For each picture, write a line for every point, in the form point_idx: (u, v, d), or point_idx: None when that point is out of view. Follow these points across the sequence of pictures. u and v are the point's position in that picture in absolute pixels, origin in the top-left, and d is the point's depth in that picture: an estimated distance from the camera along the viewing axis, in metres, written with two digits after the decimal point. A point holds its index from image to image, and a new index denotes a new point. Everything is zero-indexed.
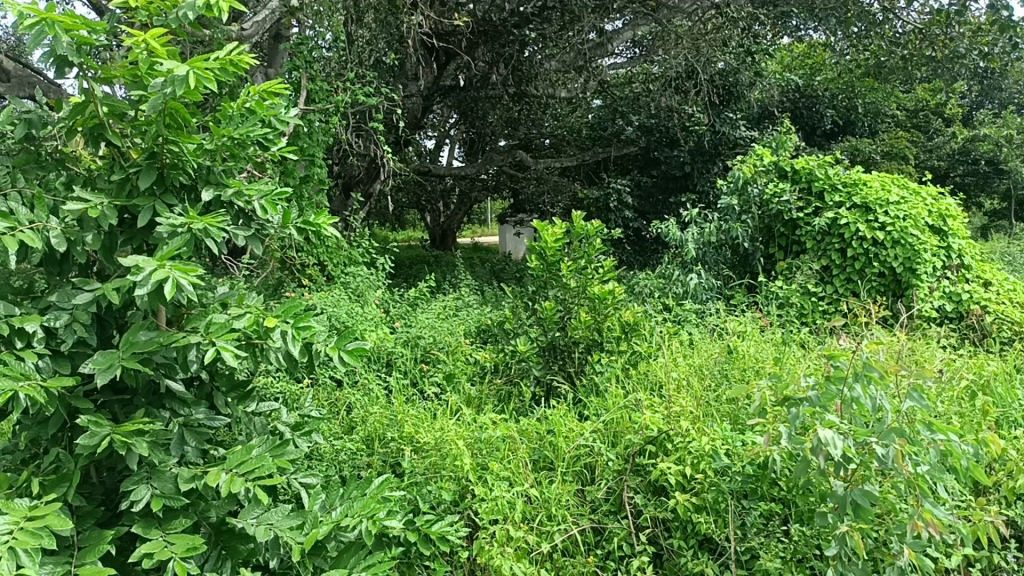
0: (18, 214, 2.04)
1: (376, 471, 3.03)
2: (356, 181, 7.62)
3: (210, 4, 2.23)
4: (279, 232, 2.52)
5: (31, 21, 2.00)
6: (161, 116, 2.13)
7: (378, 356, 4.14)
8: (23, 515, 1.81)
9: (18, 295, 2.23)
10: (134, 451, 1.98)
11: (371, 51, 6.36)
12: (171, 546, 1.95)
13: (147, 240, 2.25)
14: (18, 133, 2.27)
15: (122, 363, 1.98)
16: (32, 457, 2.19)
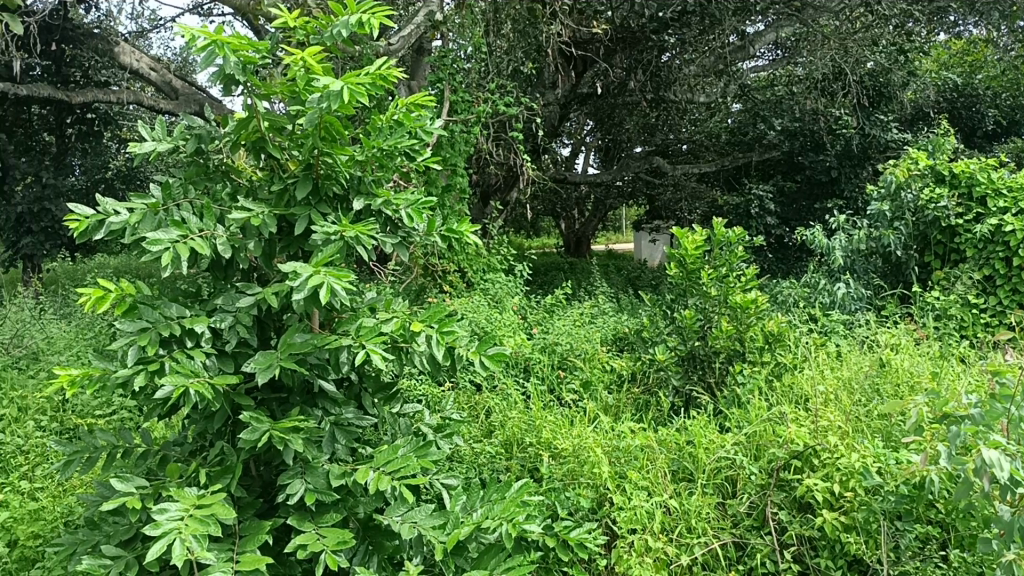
0: (188, 223, 2.19)
1: (515, 476, 3.07)
2: (494, 189, 7.75)
3: (362, 21, 2.32)
4: (424, 240, 2.59)
5: (202, 43, 2.16)
6: (317, 130, 2.24)
7: (517, 361, 4.20)
8: (192, 503, 1.95)
9: (187, 298, 2.40)
10: (290, 448, 2.08)
11: (510, 60, 6.47)
12: (322, 539, 2.04)
13: (303, 247, 2.37)
14: (189, 147, 2.42)
15: (280, 364, 2.09)
16: (198, 450, 2.34)
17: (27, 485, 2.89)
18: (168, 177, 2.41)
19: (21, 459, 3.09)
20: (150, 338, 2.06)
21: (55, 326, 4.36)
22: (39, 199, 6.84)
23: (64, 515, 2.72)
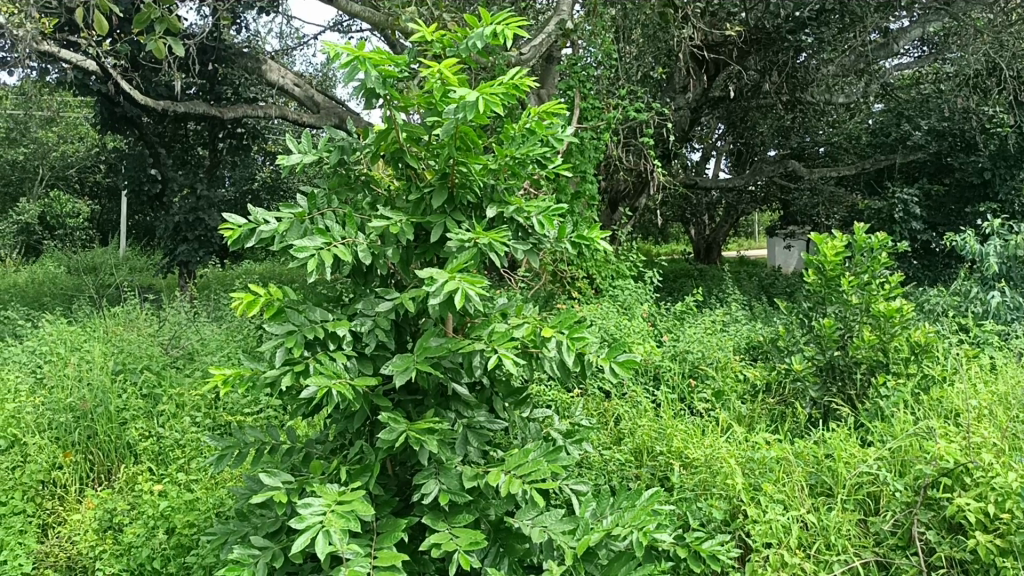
0: (332, 230, 2.30)
1: (645, 484, 3.05)
2: (623, 196, 7.72)
3: (496, 32, 2.37)
4: (554, 246, 2.60)
5: (346, 59, 2.25)
6: (453, 140, 2.30)
7: (647, 369, 4.17)
8: (334, 498, 2.04)
9: (330, 303, 2.51)
10: (425, 448, 2.14)
11: (639, 65, 6.46)
12: (455, 539, 2.10)
13: (438, 254, 2.44)
14: (332, 159, 2.54)
15: (416, 366, 2.16)
16: (340, 448, 2.44)
17: (184, 476, 3.06)
18: (314, 188, 2.53)
19: (179, 453, 3.29)
20: (296, 340, 2.18)
21: (209, 328, 4.62)
22: (194, 209, 7.30)
23: (216, 505, 2.88)
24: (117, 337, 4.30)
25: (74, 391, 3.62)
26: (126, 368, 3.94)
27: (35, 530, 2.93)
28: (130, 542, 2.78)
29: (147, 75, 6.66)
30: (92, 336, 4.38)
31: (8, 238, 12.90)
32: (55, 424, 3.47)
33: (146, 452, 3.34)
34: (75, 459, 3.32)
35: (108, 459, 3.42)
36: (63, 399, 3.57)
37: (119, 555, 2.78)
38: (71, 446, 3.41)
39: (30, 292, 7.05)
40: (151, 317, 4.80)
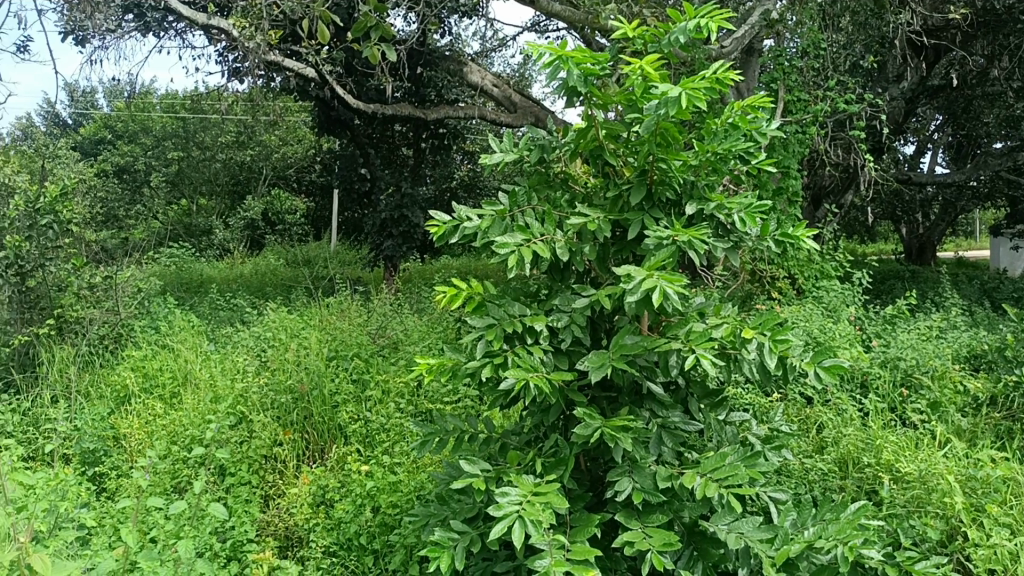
0: (532, 227, 2.34)
1: (850, 496, 2.90)
2: (827, 191, 7.35)
3: (701, 25, 2.31)
4: (757, 245, 2.51)
5: (549, 59, 2.29)
6: (653, 137, 2.27)
7: (853, 376, 3.95)
8: (530, 490, 2.08)
9: (528, 297, 2.56)
10: (620, 446, 2.14)
11: (848, 54, 6.11)
12: (649, 539, 2.08)
13: (635, 251, 2.42)
14: (532, 157, 2.59)
15: (612, 364, 2.16)
16: (534, 440, 2.48)
17: (388, 459, 3.23)
18: (515, 185, 2.59)
19: (384, 436, 3.47)
20: (496, 333, 2.24)
21: (411, 319, 4.85)
22: (399, 206, 7.67)
23: (417, 488, 3.03)
24: (330, 327, 4.61)
25: (294, 374, 3.93)
26: (337, 355, 4.22)
27: (259, 500, 3.19)
28: (340, 518, 2.98)
29: (359, 80, 7.08)
30: (309, 325, 4.73)
31: (236, 233, 14.15)
32: (276, 404, 3.78)
33: (355, 434, 3.56)
34: (293, 436, 3.59)
35: (321, 439, 3.67)
36: (284, 380, 3.89)
37: (330, 528, 2.98)
38: (290, 425, 3.71)
39: (255, 282, 7.69)
40: (360, 308, 5.12)
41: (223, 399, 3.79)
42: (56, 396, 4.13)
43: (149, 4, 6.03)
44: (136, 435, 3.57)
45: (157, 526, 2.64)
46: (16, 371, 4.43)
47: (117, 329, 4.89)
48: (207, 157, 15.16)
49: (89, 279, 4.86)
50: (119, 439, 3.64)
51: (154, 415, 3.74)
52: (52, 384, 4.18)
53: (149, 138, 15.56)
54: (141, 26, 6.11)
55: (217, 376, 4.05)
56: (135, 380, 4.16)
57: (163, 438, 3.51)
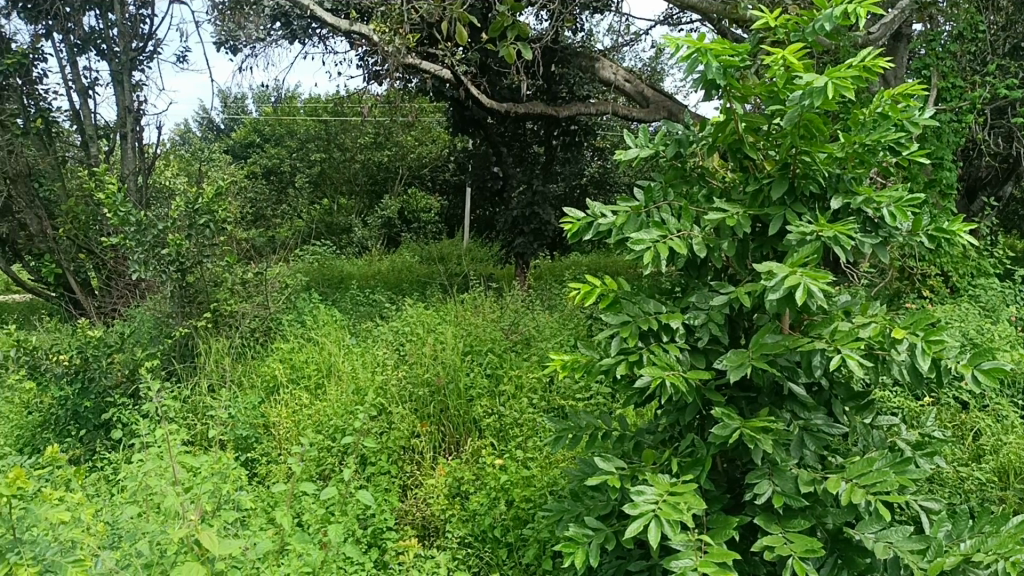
0: (668, 223, 2.31)
1: (1011, 508, 2.73)
2: (983, 183, 6.92)
3: (848, 11, 2.21)
4: (908, 239, 2.38)
5: (688, 52, 2.25)
6: (796, 129, 2.19)
7: (1014, 380, 3.70)
8: (666, 489, 2.05)
9: (664, 295, 2.53)
10: (760, 448, 2.08)
11: (1009, 37, 5.71)
12: (790, 544, 2.02)
13: (776, 247, 2.35)
14: (669, 152, 2.56)
15: (752, 363, 2.11)
16: (670, 438, 2.45)
17: (522, 454, 3.25)
18: (650, 181, 2.56)
19: (517, 431, 3.50)
20: (631, 331, 2.23)
21: (544, 315, 4.88)
22: (531, 203, 7.71)
23: (551, 484, 3.05)
24: (465, 323, 4.71)
25: (430, 368, 4.03)
26: (472, 350, 4.31)
27: (398, 490, 3.29)
28: (475, 510, 3.04)
29: (493, 79, 7.17)
30: (445, 320, 4.84)
31: (374, 231, 14.64)
32: (414, 397, 3.89)
33: (489, 428, 3.61)
34: (430, 429, 3.69)
35: (457, 432, 3.75)
36: (421, 374, 4.01)
37: (465, 520, 3.05)
38: (427, 417, 3.81)
39: (391, 279, 7.94)
40: (494, 304, 5.19)
41: (364, 391, 3.93)
42: (212, 385, 4.40)
43: (295, 13, 6.32)
44: (285, 423, 3.75)
45: (306, 510, 2.77)
46: (177, 359, 4.75)
47: (266, 323, 5.16)
48: (347, 158, 15.76)
49: (241, 274, 5.15)
50: (269, 427, 3.84)
51: (300, 405, 3.92)
52: (209, 374, 4.46)
53: (294, 140, 16.29)
54: (288, 34, 6.41)
55: (358, 368, 4.21)
56: (283, 371, 4.38)
57: (309, 427, 3.68)
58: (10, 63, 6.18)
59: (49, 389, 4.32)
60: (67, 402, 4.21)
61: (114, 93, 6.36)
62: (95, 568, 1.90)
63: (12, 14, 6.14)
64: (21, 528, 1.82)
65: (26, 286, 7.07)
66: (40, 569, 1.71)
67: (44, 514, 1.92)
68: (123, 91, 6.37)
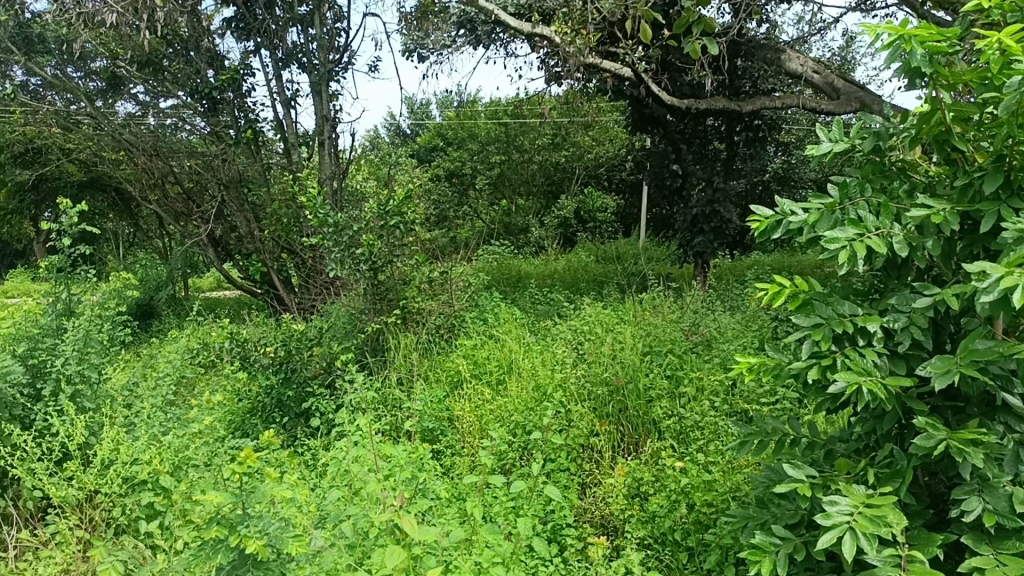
0: (866, 221, 2.19)
1: None
2: None
3: None
4: None
5: (890, 40, 2.12)
6: (1014, 117, 2.01)
7: None
8: (862, 500, 1.95)
9: (861, 297, 2.40)
10: (969, 462, 1.93)
11: None
12: (1002, 566, 1.86)
13: (988, 245, 2.16)
14: (866, 146, 2.43)
15: (960, 369, 1.96)
16: (866, 447, 2.32)
17: (703, 457, 3.18)
18: (845, 176, 2.43)
19: (698, 434, 3.42)
20: (824, 333, 2.13)
21: (726, 316, 4.76)
22: (711, 201, 7.53)
23: (734, 489, 2.97)
24: (645, 323, 4.67)
25: (609, 367, 4.03)
26: (652, 350, 4.27)
27: (577, 487, 3.32)
28: (655, 512, 3.02)
29: (674, 76, 7.09)
30: (624, 320, 4.83)
31: (551, 231, 14.88)
32: (593, 396, 3.91)
33: (669, 430, 3.56)
34: (609, 428, 3.69)
35: (636, 432, 3.73)
36: (600, 373, 4.01)
37: (644, 521, 3.04)
38: (606, 416, 3.81)
39: (569, 278, 8.01)
40: (673, 304, 5.12)
41: (544, 389, 4.00)
42: (401, 379, 4.61)
43: (480, 19, 6.47)
44: (468, 417, 3.87)
45: (493, 503, 2.85)
46: (369, 353, 5.02)
47: (450, 320, 5.34)
48: (525, 159, 16.08)
49: (428, 273, 5.38)
50: (453, 420, 3.98)
51: (483, 400, 4.04)
52: (398, 368, 4.69)
53: (474, 143, 16.70)
54: (472, 40, 6.60)
55: (538, 365, 4.27)
56: (466, 367, 4.52)
57: (492, 422, 3.78)
58: (224, 79, 6.76)
59: (258, 379, 4.68)
60: (272, 390, 4.55)
61: (313, 103, 6.81)
62: (311, 545, 2.06)
63: (226, 34, 6.70)
64: (251, 503, 1.99)
65: (236, 283, 7.70)
66: (267, 542, 1.86)
67: (268, 493, 2.09)
68: (321, 101, 6.80)
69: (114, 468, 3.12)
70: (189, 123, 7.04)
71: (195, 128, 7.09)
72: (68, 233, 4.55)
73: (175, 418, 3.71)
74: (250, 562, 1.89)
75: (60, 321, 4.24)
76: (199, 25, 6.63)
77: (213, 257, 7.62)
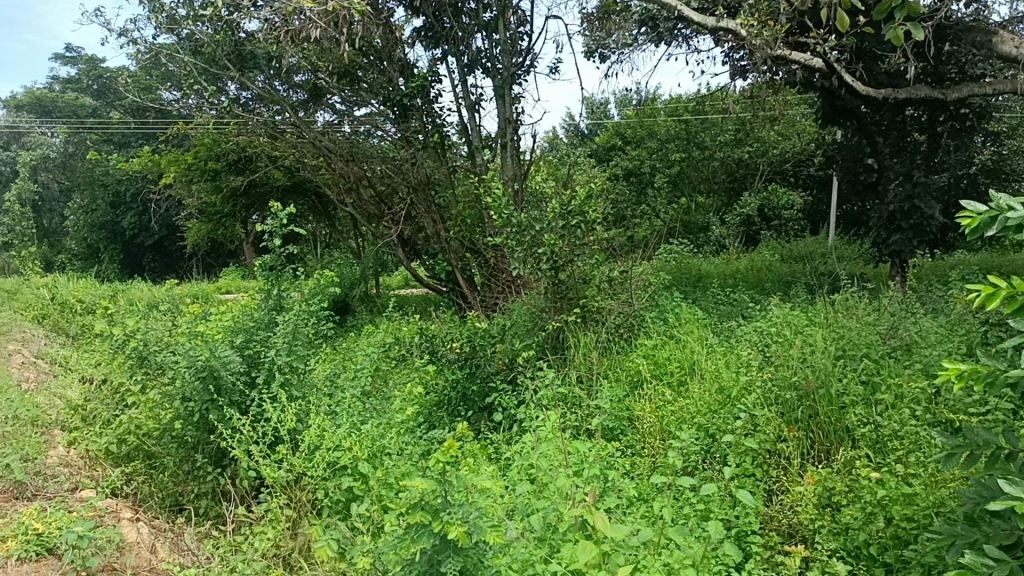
0: None
1: None
2: None
3: None
4: None
5: None
6: None
7: None
8: None
9: None
10: None
11: None
12: None
13: None
14: None
15: None
16: None
17: (903, 469, 2.99)
18: None
19: (897, 444, 3.22)
20: None
21: (928, 319, 4.43)
22: (910, 197, 7.05)
23: (938, 504, 2.77)
24: (838, 325, 4.45)
25: (799, 370, 3.87)
26: (845, 354, 4.06)
27: (764, 493, 3.22)
28: (848, 523, 2.88)
29: (869, 65, 6.73)
30: (815, 322, 4.62)
31: (732, 230, 14.51)
32: (780, 400, 3.77)
33: (863, 438, 3.38)
34: (798, 434, 3.55)
35: (827, 440, 3.57)
36: (789, 376, 3.86)
37: (836, 533, 2.91)
38: (794, 422, 3.67)
39: (752, 278, 7.78)
40: (869, 306, 4.85)
41: (729, 391, 3.89)
42: (581, 377, 4.64)
43: (663, 16, 6.40)
44: (649, 417, 3.84)
45: (682, 506, 2.81)
46: (550, 350, 5.10)
47: (630, 319, 5.28)
48: (707, 156, 15.73)
49: (608, 272, 5.37)
50: (634, 420, 3.96)
51: (664, 401, 3.98)
52: (578, 366, 4.73)
53: (654, 141, 16.36)
54: (654, 37, 6.53)
55: (722, 367, 4.17)
56: (647, 367, 4.49)
57: (674, 423, 3.73)
58: (414, 86, 7.08)
59: (444, 373, 4.86)
60: (457, 384, 4.71)
61: (497, 106, 7.01)
62: (505, 536, 2.12)
63: (416, 43, 7.00)
64: (451, 491, 2.10)
65: (423, 281, 8.04)
66: (467, 530, 1.96)
67: (466, 483, 2.20)
68: (505, 104, 6.98)
69: (319, 453, 3.35)
70: (381, 129, 7.53)
71: (387, 134, 7.46)
72: (278, 234, 4.93)
73: (371, 409, 3.92)
74: (449, 547, 1.97)
75: (271, 315, 4.61)
76: (391, 36, 6.97)
77: (402, 257, 7.98)
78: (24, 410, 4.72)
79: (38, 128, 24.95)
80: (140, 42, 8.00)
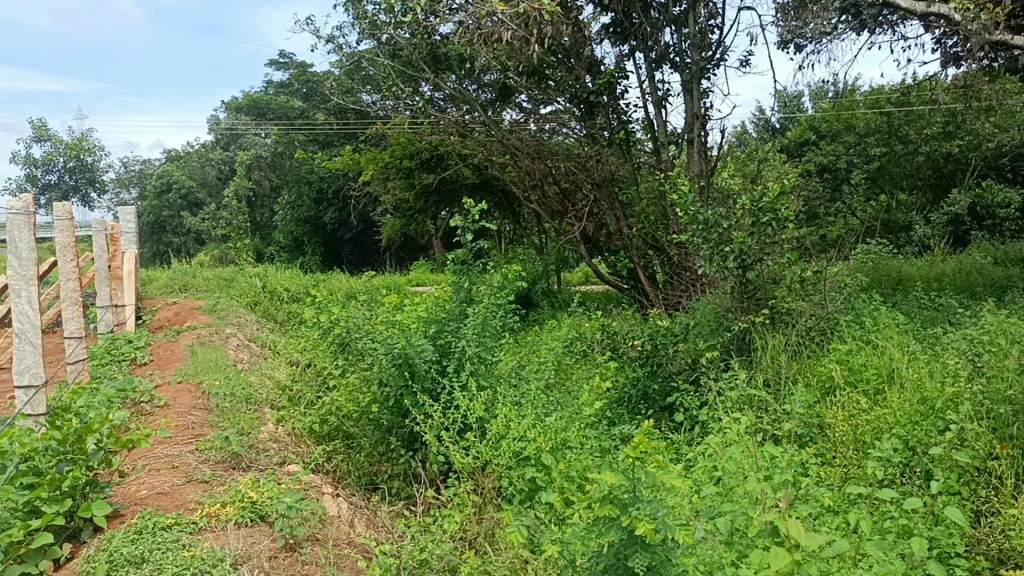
0: None
1: None
2: None
3: None
4: None
5: None
6: None
7: None
8: None
9: None
10: None
11: None
12: None
13: None
14: None
15: None
16: None
17: None
18: None
19: None
20: None
21: None
22: None
23: None
24: None
25: (1016, 384, 3.55)
26: None
27: (971, 514, 2.99)
28: None
29: None
30: None
31: (938, 230, 13.52)
32: (993, 415, 3.48)
33: None
34: (1013, 452, 3.26)
35: None
36: (1003, 390, 3.56)
37: None
38: (1008, 439, 3.38)
39: (960, 281, 7.22)
40: None
41: (932, 402, 3.64)
42: (769, 381, 4.50)
43: (866, 2, 6.05)
44: (841, 426, 3.67)
45: (878, 520, 2.67)
46: (735, 352, 4.98)
47: (823, 323, 5.05)
48: (911, 150, 14.73)
49: (800, 272, 5.16)
50: (825, 428, 3.79)
51: (858, 410, 3.78)
52: (765, 369, 4.58)
53: (851, 134, 15.49)
54: (856, 25, 6.19)
55: (925, 376, 3.90)
56: (841, 374, 4.28)
57: (870, 433, 3.54)
58: (601, 83, 7.08)
59: (625, 370, 4.86)
60: (639, 382, 4.70)
61: (684, 102, 6.91)
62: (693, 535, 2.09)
63: (604, 40, 7.00)
64: (640, 486, 2.12)
65: (605, 278, 8.06)
66: (656, 527, 1.94)
67: (656, 480, 2.21)
68: (692, 100, 6.86)
69: (505, 442, 3.45)
70: (567, 127, 7.57)
71: (573, 131, 7.52)
72: (469, 230, 5.11)
73: (555, 402, 3.99)
74: (637, 542, 1.97)
75: (462, 308, 4.79)
76: (580, 34, 7.01)
77: (585, 253, 8.03)
78: (240, 389, 5.16)
79: (255, 130, 27.08)
80: (345, 48, 8.50)
